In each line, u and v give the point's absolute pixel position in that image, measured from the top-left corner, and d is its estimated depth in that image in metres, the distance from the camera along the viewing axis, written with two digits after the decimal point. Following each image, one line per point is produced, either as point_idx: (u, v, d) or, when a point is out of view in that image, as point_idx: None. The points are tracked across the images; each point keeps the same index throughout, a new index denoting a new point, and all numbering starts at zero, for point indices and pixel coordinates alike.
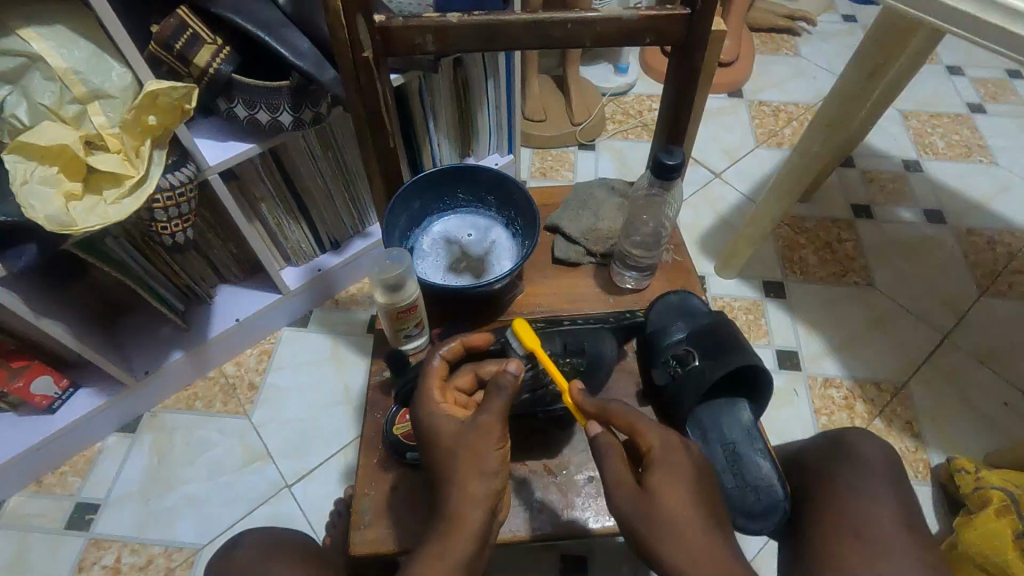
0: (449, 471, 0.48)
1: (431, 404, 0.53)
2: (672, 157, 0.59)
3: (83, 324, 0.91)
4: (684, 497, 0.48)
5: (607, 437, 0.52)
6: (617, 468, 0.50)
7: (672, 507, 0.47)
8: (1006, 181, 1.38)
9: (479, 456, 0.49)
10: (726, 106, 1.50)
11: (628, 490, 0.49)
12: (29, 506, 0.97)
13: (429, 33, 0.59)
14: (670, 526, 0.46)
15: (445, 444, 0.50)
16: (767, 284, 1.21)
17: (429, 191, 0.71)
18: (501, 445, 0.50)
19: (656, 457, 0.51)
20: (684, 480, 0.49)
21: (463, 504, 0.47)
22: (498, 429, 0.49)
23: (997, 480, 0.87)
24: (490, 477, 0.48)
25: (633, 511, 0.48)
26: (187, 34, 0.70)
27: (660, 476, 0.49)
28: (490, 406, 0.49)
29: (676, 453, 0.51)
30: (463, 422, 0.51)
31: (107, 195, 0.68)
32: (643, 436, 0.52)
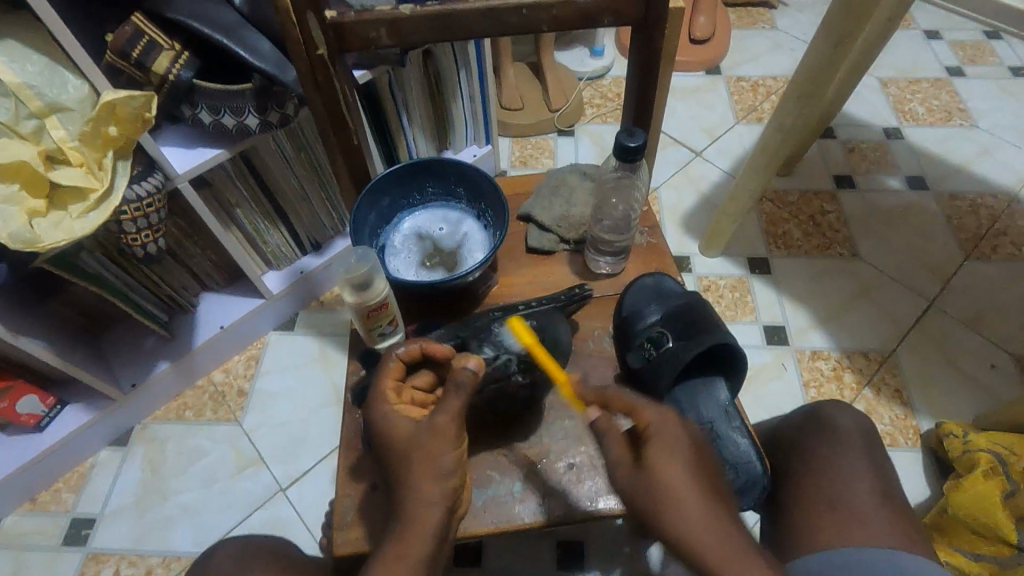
0: (404, 474, 0.48)
1: (384, 407, 0.52)
2: (634, 139, 0.59)
3: (65, 340, 0.91)
4: (682, 474, 0.48)
5: (605, 420, 0.53)
6: (618, 444, 0.52)
7: (668, 482, 0.47)
8: (987, 143, 1.37)
9: (434, 459, 0.48)
10: (704, 83, 1.49)
11: (625, 470, 0.50)
12: (25, 525, 0.97)
13: (383, 26, 0.58)
14: (670, 497, 0.47)
15: (398, 447, 0.49)
16: (753, 261, 1.21)
17: (397, 187, 0.70)
18: (456, 445, 0.50)
19: (653, 431, 0.51)
20: (682, 452, 0.49)
21: (420, 505, 0.48)
22: (453, 431, 0.50)
23: (985, 442, 0.87)
24: (445, 479, 0.49)
25: (634, 486, 0.49)
26: (143, 41, 0.68)
27: (656, 450, 0.49)
28: (445, 408, 0.50)
29: (671, 426, 0.51)
30: (416, 424, 0.50)
31: (73, 210, 0.67)
32: (639, 412, 0.52)
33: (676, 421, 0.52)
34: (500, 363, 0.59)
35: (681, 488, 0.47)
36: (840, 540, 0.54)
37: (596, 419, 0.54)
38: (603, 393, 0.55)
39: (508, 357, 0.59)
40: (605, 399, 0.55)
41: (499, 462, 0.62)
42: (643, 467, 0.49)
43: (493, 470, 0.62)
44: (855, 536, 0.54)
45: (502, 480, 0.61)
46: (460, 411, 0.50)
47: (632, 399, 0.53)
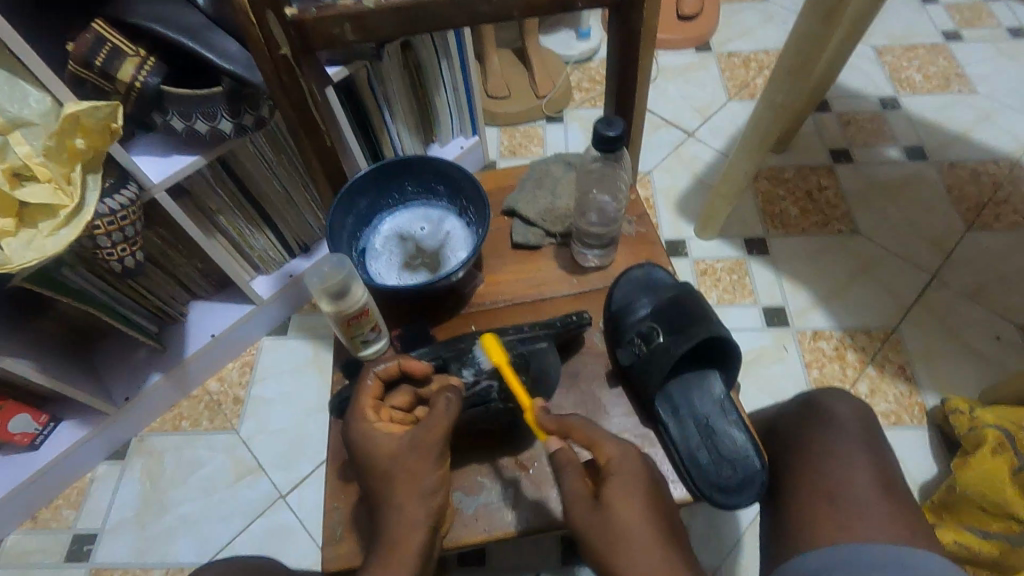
0: (387, 494, 0.49)
1: (365, 426, 0.51)
2: (613, 128, 0.56)
3: (53, 357, 0.89)
4: (638, 509, 0.49)
5: (566, 451, 0.53)
6: (577, 482, 0.51)
7: (626, 522, 0.48)
8: (987, 109, 1.34)
9: (417, 478, 0.49)
10: (694, 61, 1.45)
11: (584, 507, 0.50)
12: (27, 543, 0.96)
13: (347, 21, 0.56)
14: (623, 537, 0.47)
15: (380, 467, 0.49)
16: (749, 241, 1.18)
17: (375, 188, 0.68)
18: (438, 464, 0.50)
19: (613, 468, 0.51)
20: (640, 490, 0.50)
21: (404, 526, 0.48)
22: (436, 450, 0.50)
23: (991, 417, 0.86)
24: (429, 497, 0.49)
25: (592, 524, 0.49)
26: (106, 49, 0.66)
27: (616, 486, 0.50)
28: (428, 426, 0.50)
29: (631, 462, 0.52)
30: (399, 442, 0.50)
31: (43, 228, 0.65)
32: (599, 447, 0.52)
33: (636, 457, 0.53)
34: (480, 390, 0.58)
35: (637, 526, 0.48)
36: (839, 535, 0.52)
37: (558, 450, 0.53)
38: (563, 422, 0.54)
39: (492, 384, 0.58)
40: (564, 429, 0.54)
41: (491, 466, 0.61)
42: (602, 507, 0.49)
43: (484, 475, 0.61)
44: (855, 529, 0.52)
45: (494, 484, 0.60)
46: (445, 429, 0.50)
47: (595, 432, 0.54)
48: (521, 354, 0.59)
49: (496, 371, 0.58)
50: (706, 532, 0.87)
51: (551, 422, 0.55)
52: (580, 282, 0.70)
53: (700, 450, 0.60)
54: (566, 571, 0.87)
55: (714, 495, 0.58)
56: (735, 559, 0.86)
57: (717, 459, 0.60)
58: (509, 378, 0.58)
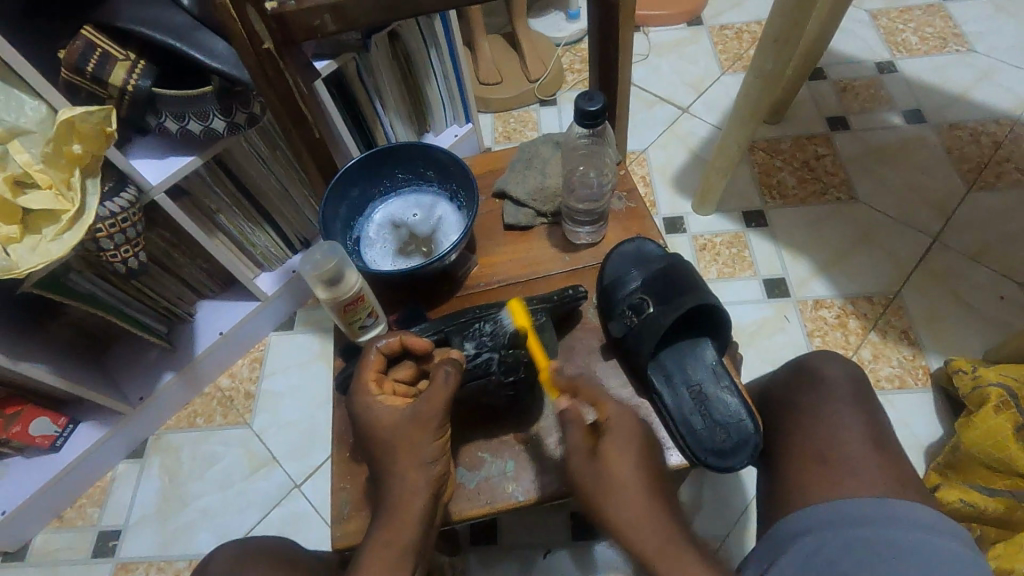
0: (389, 464, 0.51)
1: (368, 398, 0.53)
2: (594, 103, 0.58)
3: (67, 361, 0.92)
4: (631, 469, 0.51)
5: (573, 409, 0.54)
6: (579, 434, 0.53)
7: (621, 480, 0.50)
8: (985, 67, 1.32)
9: (418, 448, 0.51)
10: (686, 36, 1.44)
11: (581, 459, 0.52)
12: (54, 542, 0.99)
13: (326, 11, 0.56)
14: (615, 490, 0.50)
15: (383, 437, 0.52)
16: (748, 214, 1.18)
17: (365, 176, 0.70)
18: (438, 434, 0.52)
19: (611, 425, 0.53)
20: (636, 446, 0.53)
21: (404, 493, 0.50)
22: (437, 420, 0.52)
23: (995, 376, 0.86)
24: (429, 466, 0.51)
25: (589, 475, 0.51)
26: (96, 54, 0.68)
27: (613, 440, 0.52)
28: (429, 398, 0.52)
29: (627, 422, 0.54)
30: (401, 415, 0.52)
31: (47, 233, 0.67)
32: (601, 405, 0.55)
33: (632, 417, 0.55)
34: (481, 361, 0.58)
35: (629, 481, 0.50)
36: (831, 492, 0.54)
37: (567, 407, 0.54)
38: (573, 381, 0.56)
39: (491, 356, 0.59)
40: (575, 390, 0.56)
41: (491, 443, 0.62)
42: (599, 460, 0.52)
43: (485, 451, 0.62)
44: (846, 486, 0.54)
45: (495, 459, 0.61)
46: (445, 401, 0.52)
47: (598, 392, 0.56)
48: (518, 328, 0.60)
49: (493, 344, 0.59)
50: (713, 501, 0.89)
51: (564, 381, 0.56)
52: (572, 260, 0.71)
53: (695, 416, 0.61)
54: (576, 546, 0.88)
55: (709, 459, 0.59)
56: (742, 527, 0.87)
57: (711, 423, 0.61)
58: (508, 350, 0.59)
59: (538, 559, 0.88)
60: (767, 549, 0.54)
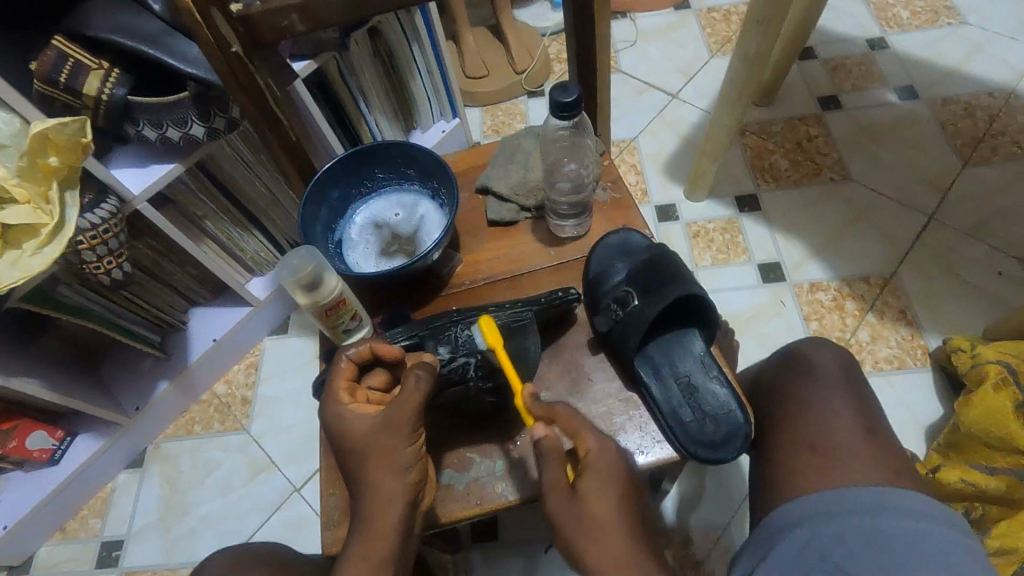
0: (363, 472, 0.51)
1: (339, 409, 0.53)
2: (569, 94, 0.57)
3: (60, 374, 0.91)
4: (612, 508, 0.50)
5: (550, 440, 0.52)
6: (556, 470, 0.52)
7: (598, 515, 0.50)
8: (979, 40, 1.29)
9: (390, 454, 0.50)
10: (674, 20, 1.42)
11: (559, 495, 0.51)
12: (57, 554, 1.00)
13: (294, 12, 0.55)
14: (590, 527, 0.50)
15: (355, 446, 0.51)
16: (740, 199, 1.17)
17: (345, 177, 0.69)
18: (412, 440, 0.51)
19: (592, 461, 0.52)
20: (616, 484, 0.51)
21: (380, 502, 0.50)
22: (408, 426, 0.51)
23: (993, 353, 0.85)
24: (404, 474, 0.51)
25: (566, 513, 0.51)
26: (69, 64, 0.67)
27: (592, 482, 0.51)
28: (399, 404, 0.51)
29: (609, 462, 0.52)
30: (372, 422, 0.51)
31: (26, 247, 0.66)
32: (581, 439, 0.53)
33: (615, 455, 0.53)
34: (458, 366, 0.58)
35: (610, 519, 0.50)
36: (823, 481, 0.54)
37: (542, 437, 0.52)
38: (550, 409, 0.54)
39: (468, 361, 0.58)
40: (551, 414, 0.54)
41: (480, 443, 0.62)
42: (579, 498, 0.51)
43: (474, 451, 0.62)
44: (839, 475, 0.54)
45: (485, 459, 0.61)
46: (416, 405, 0.51)
47: (580, 422, 0.54)
48: (499, 330, 0.60)
49: (473, 347, 0.58)
50: (712, 490, 0.88)
51: (540, 408, 0.54)
52: (558, 255, 0.70)
53: (683, 409, 0.61)
54: None
55: (700, 451, 0.59)
56: (742, 515, 0.87)
57: (700, 415, 0.61)
58: (485, 354, 0.58)
59: (539, 555, 0.88)
60: (760, 542, 0.54)
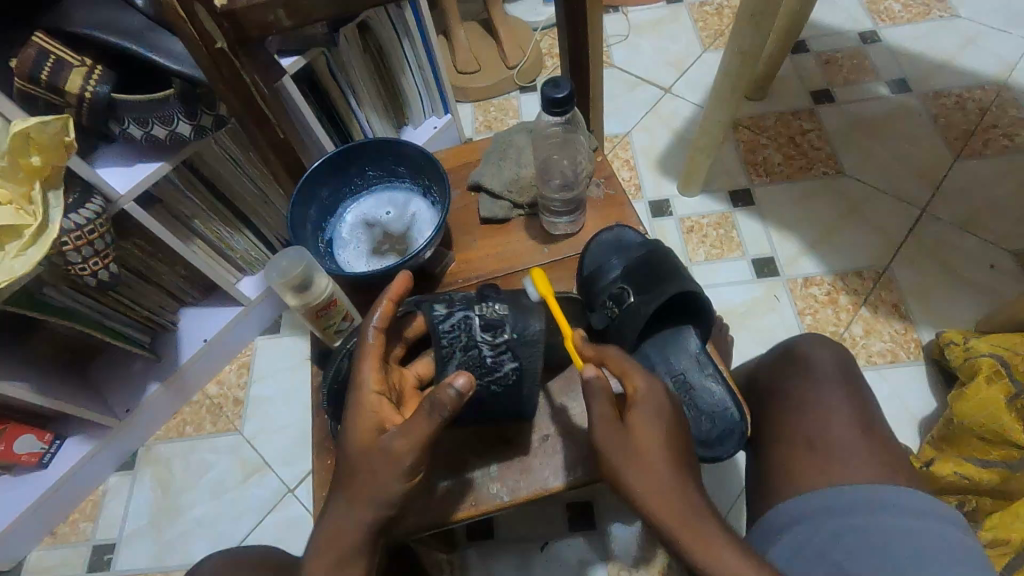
0: (348, 486, 0.49)
1: (364, 400, 0.51)
2: (560, 89, 0.56)
3: (47, 377, 0.90)
4: (657, 439, 0.49)
5: (600, 380, 0.50)
6: (605, 405, 0.50)
7: (644, 448, 0.48)
8: (970, 33, 1.30)
9: (379, 481, 0.48)
10: (666, 14, 1.41)
11: (608, 426, 0.50)
12: (48, 559, 0.98)
13: (279, 7, 0.54)
14: (638, 456, 0.48)
15: (357, 455, 0.49)
16: (734, 194, 1.17)
17: (335, 176, 0.68)
18: (404, 478, 0.48)
19: (640, 397, 0.50)
20: (665, 419, 0.50)
21: (341, 520, 0.48)
22: (409, 459, 0.48)
23: (986, 347, 0.85)
24: (377, 506, 0.48)
25: (612, 441, 0.49)
26: (50, 61, 0.65)
27: (642, 415, 0.50)
28: (406, 432, 0.47)
29: (659, 395, 0.51)
30: (379, 439, 0.49)
31: (9, 249, 0.64)
32: (630, 378, 0.52)
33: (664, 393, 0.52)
34: (459, 321, 0.56)
35: (654, 451, 0.48)
36: (818, 480, 0.54)
37: (593, 376, 0.50)
38: (600, 352, 0.54)
39: (468, 314, 0.56)
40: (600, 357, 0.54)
41: (476, 444, 0.62)
42: (626, 430, 0.49)
43: (470, 452, 0.61)
44: (834, 473, 0.53)
45: (480, 459, 0.61)
46: (424, 438, 0.48)
47: (628, 363, 0.52)
48: (491, 292, 0.59)
49: (465, 304, 0.57)
50: (708, 485, 0.88)
51: (591, 349, 0.55)
52: (552, 252, 0.69)
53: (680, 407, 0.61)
54: (573, 538, 0.88)
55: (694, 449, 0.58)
56: (738, 510, 0.87)
57: (695, 413, 0.60)
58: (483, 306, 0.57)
59: (535, 553, 0.88)
60: (759, 540, 0.54)
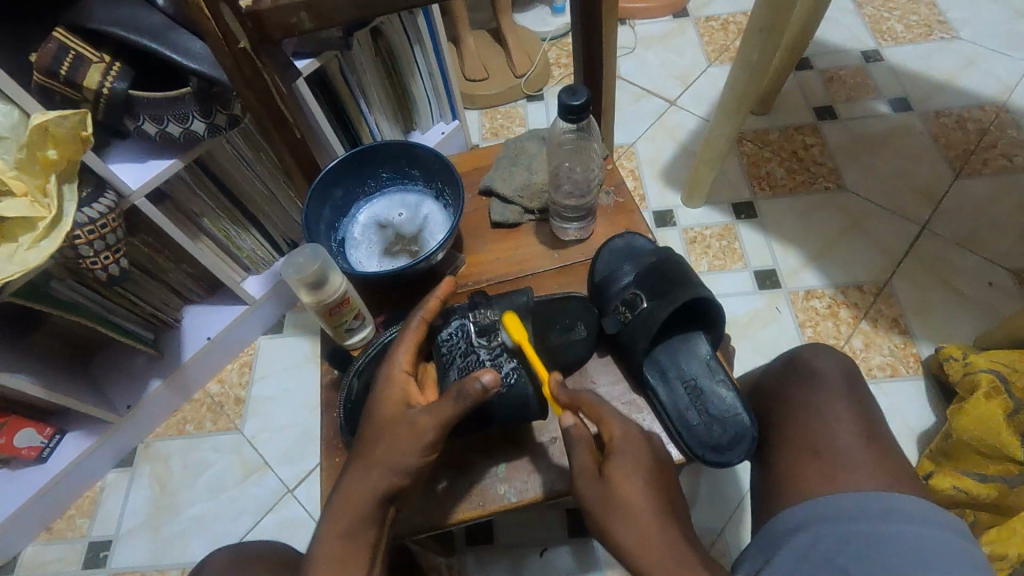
0: (368, 451, 0.51)
1: (395, 375, 0.54)
2: (577, 97, 0.58)
3: (50, 371, 0.90)
4: (637, 488, 0.50)
5: (579, 428, 0.54)
6: (586, 455, 0.53)
7: (625, 497, 0.50)
8: (970, 54, 1.32)
9: (396, 451, 0.50)
10: (672, 28, 1.43)
11: (589, 478, 0.52)
12: (43, 554, 0.98)
13: (302, 9, 0.55)
14: (620, 508, 0.50)
15: (383, 425, 0.52)
16: (737, 206, 1.18)
17: (349, 176, 0.69)
18: (422, 454, 0.50)
19: (618, 446, 0.53)
20: (643, 471, 0.52)
21: (358, 487, 0.50)
22: (429, 435, 0.50)
23: (986, 362, 0.86)
24: (396, 474, 0.50)
25: (594, 495, 0.51)
26: (70, 56, 0.66)
27: (620, 464, 0.51)
28: (432, 410, 0.50)
29: (636, 443, 0.53)
30: (405, 411, 0.52)
31: (23, 241, 0.65)
32: (606, 425, 0.54)
33: (640, 437, 0.54)
34: (468, 326, 0.59)
35: (636, 503, 0.50)
36: (821, 486, 0.54)
37: (571, 426, 0.54)
38: (575, 398, 0.55)
39: (465, 321, 0.60)
40: (577, 404, 0.55)
41: (483, 445, 0.62)
42: (607, 479, 0.51)
43: (477, 452, 0.62)
44: (838, 479, 0.54)
45: (487, 460, 0.61)
46: (447, 420, 0.50)
47: (605, 408, 0.55)
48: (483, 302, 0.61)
49: (464, 313, 0.60)
50: (708, 494, 0.89)
51: (565, 397, 0.56)
52: (561, 257, 0.71)
53: (691, 412, 0.61)
54: (572, 543, 0.88)
55: (707, 455, 0.59)
56: (737, 520, 0.87)
57: (707, 419, 0.61)
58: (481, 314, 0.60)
59: (534, 558, 0.88)
60: (764, 546, 0.54)
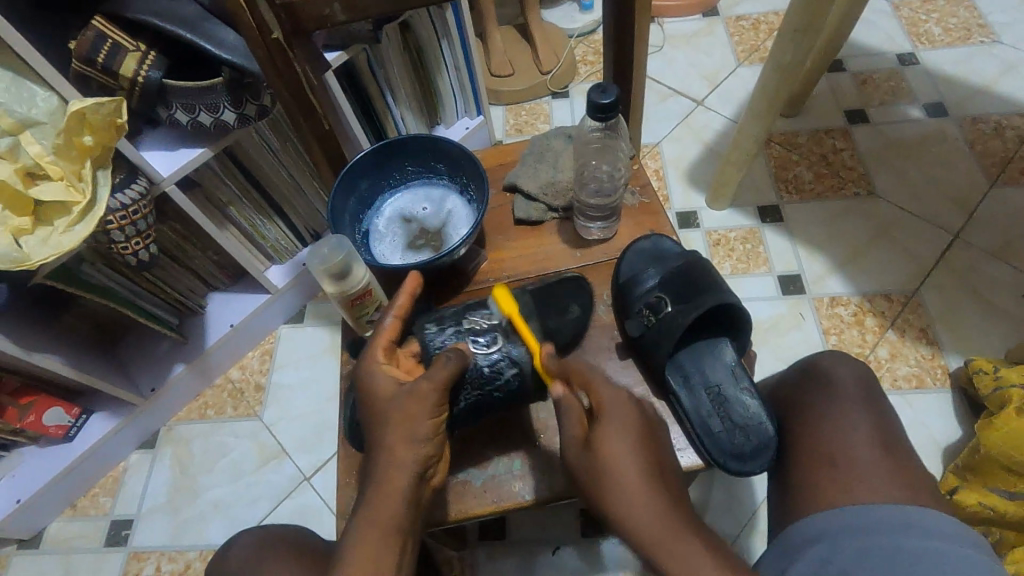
0: (383, 436, 0.51)
1: (377, 366, 0.55)
2: (607, 95, 0.57)
3: (79, 352, 0.92)
4: (627, 453, 0.50)
5: (570, 398, 0.54)
6: (576, 421, 0.53)
7: (618, 469, 0.49)
8: (1011, 59, 1.28)
9: (412, 421, 0.51)
10: (702, 27, 1.41)
11: (577, 449, 0.52)
12: (67, 530, 1.00)
13: (335, 2, 0.56)
14: (612, 478, 0.49)
15: (381, 405, 0.53)
16: (763, 209, 1.16)
17: (375, 169, 0.69)
18: (433, 413, 0.52)
19: (606, 410, 0.53)
20: (634, 431, 0.51)
21: (394, 466, 0.50)
22: (432, 398, 0.52)
23: (1017, 377, 0.83)
24: (420, 443, 0.51)
25: (583, 464, 0.51)
26: (107, 45, 0.67)
27: (608, 429, 0.51)
28: (430, 374, 0.52)
29: (624, 408, 0.53)
30: (399, 388, 0.53)
31: (59, 224, 0.68)
32: (596, 390, 0.54)
33: (628, 402, 0.54)
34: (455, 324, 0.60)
35: (629, 471, 0.49)
36: (841, 496, 0.53)
37: (561, 395, 0.54)
38: (565, 365, 0.56)
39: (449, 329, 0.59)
40: (564, 371, 0.55)
41: (500, 445, 0.62)
42: (594, 449, 0.51)
43: (494, 449, 0.62)
44: (856, 490, 0.54)
45: (505, 457, 0.62)
46: (444, 379, 0.52)
47: (592, 376, 0.55)
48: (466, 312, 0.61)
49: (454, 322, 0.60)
50: (723, 500, 0.88)
51: (555, 363, 0.56)
52: (583, 256, 0.71)
53: (713, 419, 0.61)
54: (585, 543, 0.88)
55: (729, 463, 0.59)
56: (754, 527, 0.86)
57: (730, 427, 0.61)
58: (467, 321, 0.60)
59: (545, 557, 0.88)
60: (780, 555, 0.53)
